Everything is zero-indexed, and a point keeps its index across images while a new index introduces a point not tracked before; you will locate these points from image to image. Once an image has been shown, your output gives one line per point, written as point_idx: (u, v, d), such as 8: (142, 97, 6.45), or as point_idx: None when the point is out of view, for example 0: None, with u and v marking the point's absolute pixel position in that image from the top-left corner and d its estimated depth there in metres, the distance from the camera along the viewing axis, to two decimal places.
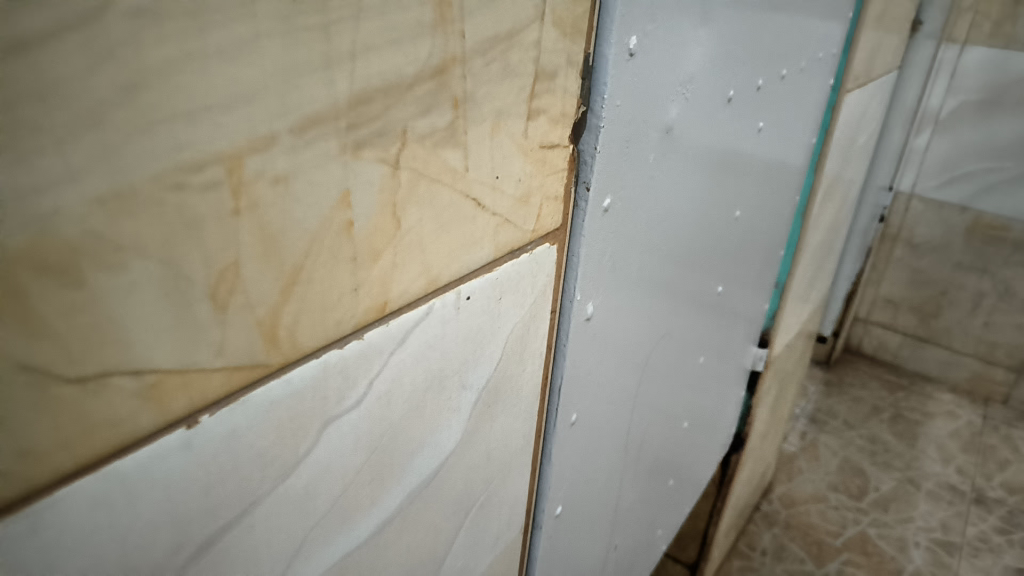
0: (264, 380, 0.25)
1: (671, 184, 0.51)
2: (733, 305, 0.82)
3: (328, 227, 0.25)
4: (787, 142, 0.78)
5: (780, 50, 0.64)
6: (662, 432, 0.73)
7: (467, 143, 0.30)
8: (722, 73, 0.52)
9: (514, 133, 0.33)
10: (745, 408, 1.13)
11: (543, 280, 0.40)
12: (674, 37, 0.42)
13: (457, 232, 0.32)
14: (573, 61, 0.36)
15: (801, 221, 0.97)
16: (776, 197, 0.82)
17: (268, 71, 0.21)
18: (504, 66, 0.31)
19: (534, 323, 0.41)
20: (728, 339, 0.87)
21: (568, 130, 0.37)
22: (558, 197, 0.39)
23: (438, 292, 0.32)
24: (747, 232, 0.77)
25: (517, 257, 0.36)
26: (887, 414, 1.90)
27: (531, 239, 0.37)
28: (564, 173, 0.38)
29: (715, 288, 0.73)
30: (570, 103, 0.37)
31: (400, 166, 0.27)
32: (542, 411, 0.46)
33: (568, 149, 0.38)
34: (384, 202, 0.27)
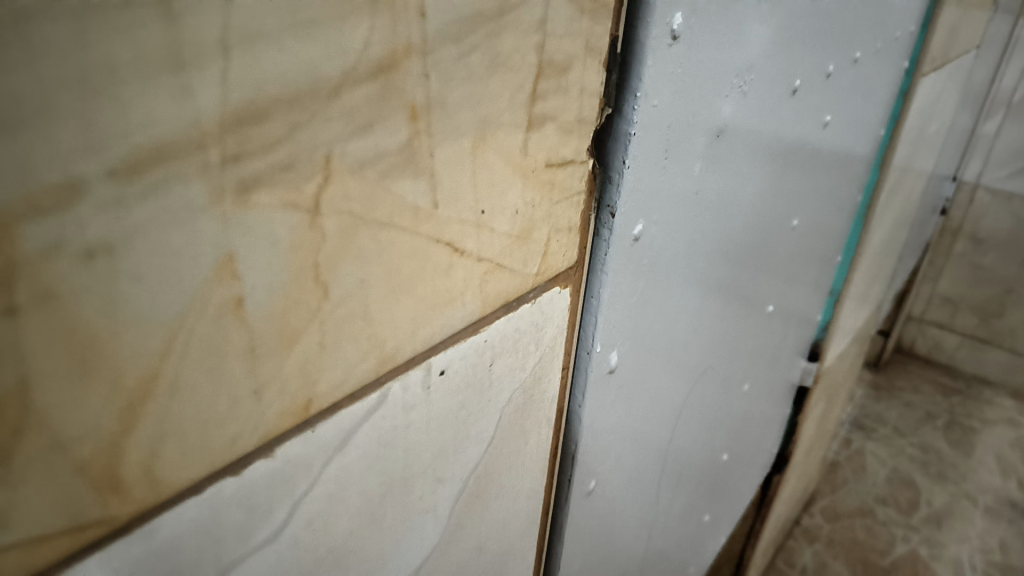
0: (105, 542, 0.16)
1: (718, 201, 0.42)
2: (784, 320, 0.73)
3: (201, 310, 0.16)
4: (854, 135, 0.67)
5: (854, 31, 0.53)
6: (699, 471, 0.65)
7: (434, 169, 0.21)
8: (787, 58, 0.42)
9: (507, 151, 0.24)
10: (790, 424, 1.03)
11: (551, 333, 0.31)
12: (733, 16, 0.33)
13: (424, 291, 0.23)
14: (593, 48, 0.26)
15: (862, 221, 0.86)
16: (837, 199, 0.72)
17: (51, 79, 0.12)
18: (489, 60, 0.21)
19: (539, 385, 0.32)
20: (776, 357, 0.77)
21: (587, 141, 0.28)
22: (572, 228, 0.30)
23: (397, 373, 0.23)
24: (804, 239, 0.66)
25: (514, 310, 0.28)
26: (941, 421, 1.77)
27: (534, 284, 0.29)
28: (580, 198, 0.29)
29: (766, 309, 0.63)
30: (590, 104, 0.27)
31: (323, 211, 0.18)
32: (551, 482, 0.38)
33: (586, 166, 0.29)
34: (298, 266, 0.18)
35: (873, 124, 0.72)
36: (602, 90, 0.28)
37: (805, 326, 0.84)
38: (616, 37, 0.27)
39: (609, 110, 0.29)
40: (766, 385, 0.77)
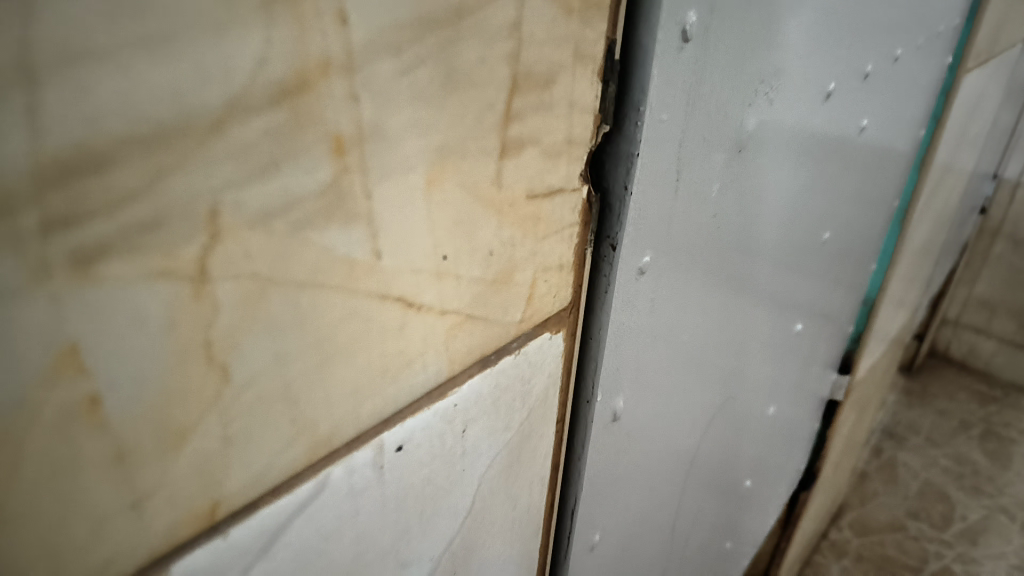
0: None
1: (740, 220, 0.37)
2: (812, 336, 0.67)
3: (32, 419, 0.12)
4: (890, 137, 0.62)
5: (895, 25, 0.48)
6: (719, 502, 0.60)
7: (372, 214, 0.17)
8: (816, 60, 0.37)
9: (474, 184, 0.19)
10: (818, 440, 0.97)
11: (542, 384, 0.27)
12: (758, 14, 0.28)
13: (368, 358, 0.18)
14: (584, 55, 0.22)
15: (898, 228, 0.80)
16: (872, 207, 0.66)
17: None
18: (443, 75, 0.17)
19: (528, 443, 0.28)
20: (803, 374, 0.72)
21: (582, 164, 0.24)
22: (563, 265, 0.25)
23: (338, 456, 0.19)
24: (835, 251, 0.61)
25: (493, 366, 0.23)
26: (977, 430, 1.69)
27: (518, 333, 0.24)
28: (572, 230, 0.25)
29: (792, 329, 0.58)
30: (582, 120, 0.23)
31: (211, 278, 0.14)
32: (547, 541, 0.33)
33: (581, 193, 0.24)
34: (180, 348, 0.14)
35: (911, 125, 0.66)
36: (597, 104, 0.23)
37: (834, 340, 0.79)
38: (613, 42, 0.22)
39: (606, 127, 0.25)
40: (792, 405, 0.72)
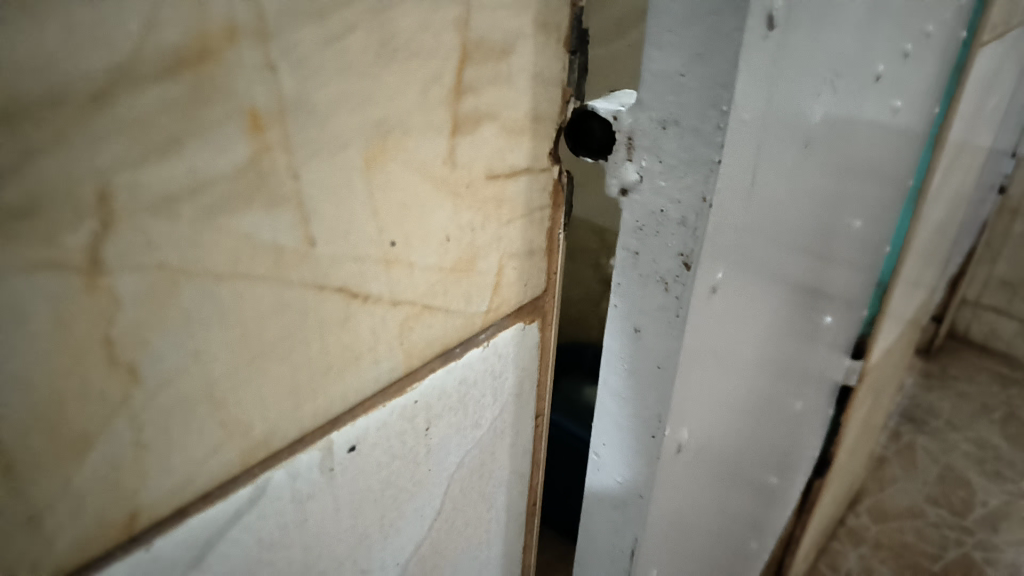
0: None
1: (801, 219, 0.34)
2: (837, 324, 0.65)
3: None
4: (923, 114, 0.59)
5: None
6: (752, 500, 0.58)
7: (299, 197, 0.15)
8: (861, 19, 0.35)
9: (422, 164, 0.18)
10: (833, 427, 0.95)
11: (514, 378, 0.25)
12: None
13: (304, 354, 0.17)
14: (545, 24, 0.20)
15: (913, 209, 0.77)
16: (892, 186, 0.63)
17: None
18: (377, 42, 0.16)
19: (502, 438, 0.26)
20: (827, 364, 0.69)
21: (548, 144, 0.22)
22: (532, 251, 0.24)
23: (278, 458, 0.18)
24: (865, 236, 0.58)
25: (456, 359, 0.22)
26: (999, 413, 1.65)
27: (486, 324, 0.23)
28: (540, 214, 0.23)
29: (825, 322, 0.55)
30: (548, 94, 0.21)
31: (107, 270, 0.13)
32: (531, 542, 0.32)
33: (549, 174, 0.23)
34: (73, 350, 0.13)
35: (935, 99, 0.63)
36: (565, 79, 0.21)
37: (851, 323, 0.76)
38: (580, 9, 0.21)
39: (576, 103, 0.23)
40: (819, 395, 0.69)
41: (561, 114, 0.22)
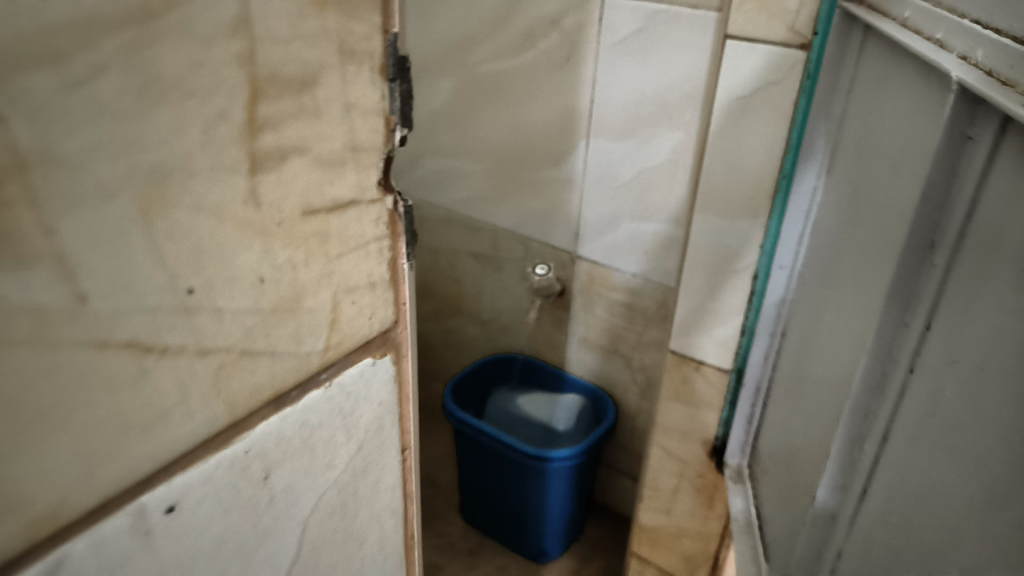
0: None
1: None
2: (905, 365, 0.49)
3: None
4: (972, 116, 0.44)
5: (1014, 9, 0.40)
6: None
7: (52, 244, 0.18)
8: (956, 55, 0.47)
9: (227, 180, 0.22)
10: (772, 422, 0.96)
11: (359, 416, 0.30)
12: (998, 42, 0.42)
13: (117, 404, 0.21)
14: (348, 50, 0.24)
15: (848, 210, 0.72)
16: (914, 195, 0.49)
17: None
18: (138, 86, 0.19)
19: (354, 468, 0.31)
20: (863, 399, 0.54)
21: (376, 169, 0.27)
22: (374, 283, 0.29)
23: (103, 516, 0.21)
24: (972, 263, 0.42)
25: (315, 390, 0.27)
26: None
27: (325, 363, 0.28)
28: (373, 253, 0.28)
29: (939, 364, 0.44)
30: (369, 124, 0.26)
31: None
32: (411, 548, 0.37)
33: (384, 205, 0.28)
34: None
35: (942, 90, 0.48)
36: (386, 106, 0.26)
37: (850, 336, 0.62)
38: (394, 39, 0.26)
39: (403, 128, 0.28)
40: (868, 438, 0.54)
41: (389, 142, 0.27)
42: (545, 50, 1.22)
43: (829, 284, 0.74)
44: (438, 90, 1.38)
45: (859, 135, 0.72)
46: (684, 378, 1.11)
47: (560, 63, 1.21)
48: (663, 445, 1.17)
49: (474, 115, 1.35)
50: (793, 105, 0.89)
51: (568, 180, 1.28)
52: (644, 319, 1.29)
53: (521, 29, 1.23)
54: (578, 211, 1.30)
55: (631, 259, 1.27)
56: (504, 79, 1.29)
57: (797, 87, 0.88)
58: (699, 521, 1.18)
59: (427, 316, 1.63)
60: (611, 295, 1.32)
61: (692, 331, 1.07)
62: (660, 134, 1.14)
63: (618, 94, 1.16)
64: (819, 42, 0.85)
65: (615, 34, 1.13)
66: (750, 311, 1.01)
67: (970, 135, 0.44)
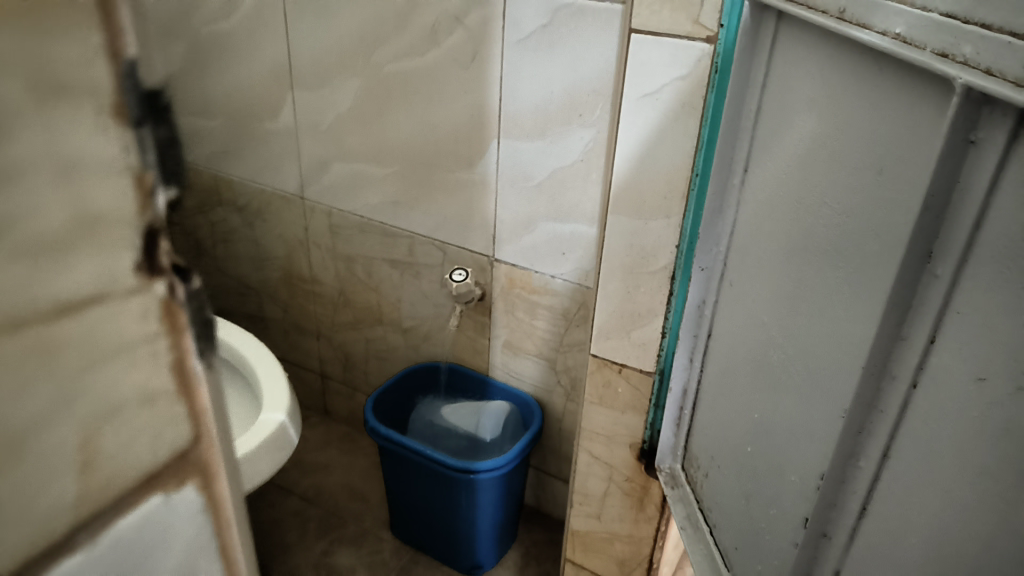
0: None
1: None
2: (906, 380, 0.55)
3: None
4: (975, 119, 0.47)
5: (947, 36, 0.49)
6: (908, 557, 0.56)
7: None
8: (928, 52, 0.51)
9: None
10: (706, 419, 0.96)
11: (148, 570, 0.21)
12: (983, 36, 0.45)
13: None
14: (56, 86, 0.15)
15: (791, 206, 0.72)
16: (913, 208, 0.53)
17: None
18: None
19: None
20: (856, 415, 0.60)
21: (126, 239, 0.18)
22: (145, 395, 0.19)
23: None
24: (984, 287, 0.48)
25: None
26: None
27: (77, 520, 0.18)
28: (132, 351, 0.19)
29: (946, 376, 0.51)
30: (112, 187, 0.17)
31: None
32: None
33: (152, 293, 0.19)
34: None
35: (920, 101, 0.53)
36: (137, 158, 0.17)
37: (824, 351, 0.66)
38: (132, 65, 0.16)
39: (169, 189, 0.18)
40: (863, 451, 0.61)
41: (147, 210, 0.18)
42: (449, 49, 1.17)
43: (774, 295, 0.76)
44: (341, 93, 1.31)
45: (800, 136, 0.71)
46: (607, 382, 1.09)
47: (467, 62, 1.17)
48: (590, 450, 1.16)
49: (380, 118, 1.29)
50: (702, 100, 0.86)
51: (482, 182, 1.24)
52: (566, 319, 1.27)
53: (425, 27, 1.18)
54: (494, 213, 1.26)
55: (550, 261, 1.24)
56: (409, 80, 1.23)
57: (706, 81, 0.85)
58: (631, 524, 1.17)
59: (344, 326, 1.54)
60: (532, 297, 1.29)
61: (610, 333, 1.05)
62: (572, 132, 1.13)
63: (528, 92, 1.14)
64: (726, 35, 0.83)
65: (521, 31, 1.10)
66: (670, 312, 1.00)
67: (973, 138, 0.48)
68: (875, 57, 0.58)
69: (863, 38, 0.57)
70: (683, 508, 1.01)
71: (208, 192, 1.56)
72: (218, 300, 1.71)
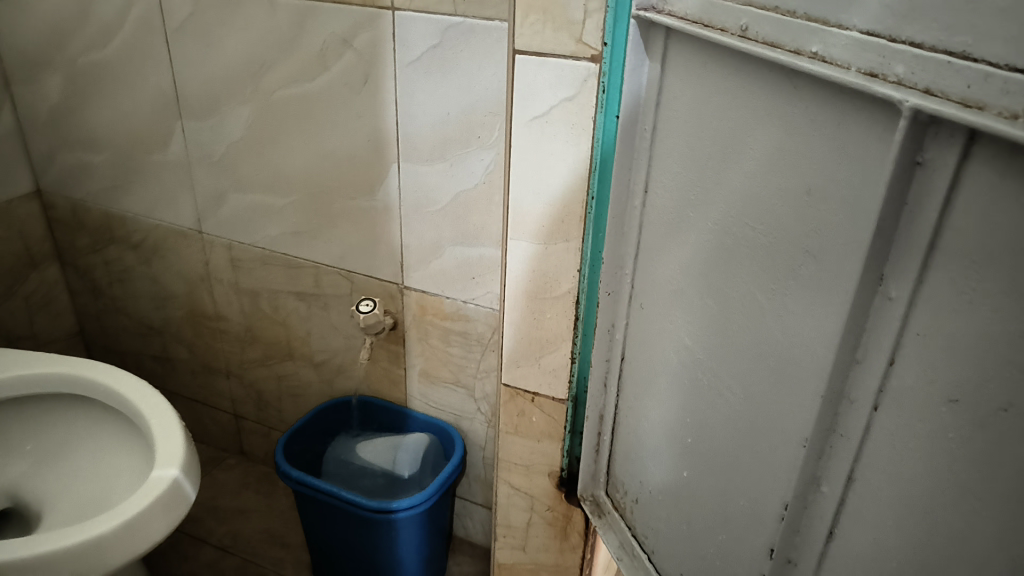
0: None
1: None
2: (867, 404, 0.55)
3: None
4: (920, 141, 0.47)
5: (878, 56, 0.49)
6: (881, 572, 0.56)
7: None
8: (852, 71, 0.50)
9: None
10: (631, 444, 0.94)
11: None
12: (916, 55, 0.46)
13: None
14: None
15: (705, 228, 0.71)
16: (859, 231, 0.52)
17: None
18: None
19: None
20: (818, 441, 0.60)
21: None
22: None
23: None
24: (947, 308, 0.48)
25: None
26: None
27: None
28: None
29: (918, 400, 0.51)
30: None
31: None
32: None
33: None
34: None
35: (847, 124, 0.52)
36: None
37: (764, 374, 0.65)
38: None
39: None
40: (828, 475, 0.61)
41: None
42: (339, 73, 1.13)
43: (698, 316, 0.74)
44: (232, 121, 1.24)
45: (707, 156, 0.69)
46: (521, 411, 1.06)
47: (358, 86, 1.12)
48: (509, 481, 1.12)
49: (274, 145, 1.23)
50: (592, 121, 0.84)
51: (384, 209, 1.19)
52: (481, 345, 1.23)
53: (312, 51, 1.13)
54: (399, 239, 1.21)
55: (459, 286, 1.20)
56: (300, 106, 1.18)
57: (594, 101, 0.83)
58: (556, 554, 1.14)
59: (254, 364, 1.47)
60: (445, 324, 1.24)
61: (519, 360, 1.02)
62: (471, 155, 1.10)
63: (423, 115, 1.10)
64: (610, 55, 0.80)
65: (411, 52, 1.06)
66: (578, 338, 0.97)
67: (920, 159, 0.48)
68: (789, 76, 0.57)
69: (774, 57, 0.56)
70: (615, 536, 0.98)
71: (100, 230, 1.47)
72: (119, 344, 1.61)
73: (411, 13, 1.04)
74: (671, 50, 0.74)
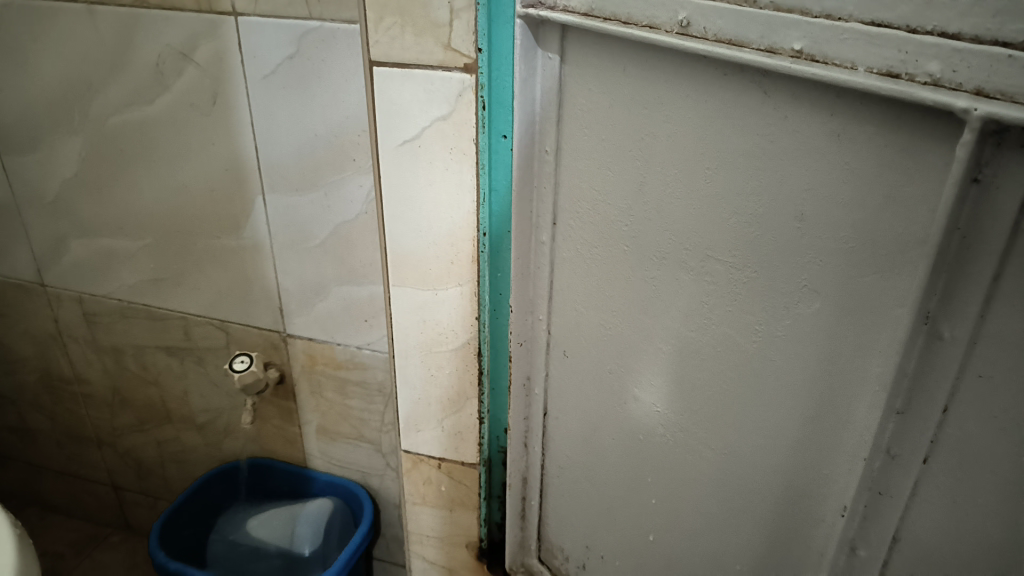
0: None
1: None
2: (914, 457, 0.43)
3: None
4: (980, 153, 0.35)
5: (902, 53, 0.36)
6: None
7: None
8: (862, 72, 0.38)
9: None
10: (566, 506, 0.80)
11: None
12: (957, 49, 0.34)
13: None
14: None
15: (648, 261, 0.58)
16: (898, 257, 0.41)
17: None
18: None
19: None
20: (854, 499, 0.47)
21: None
22: None
23: None
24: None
25: None
26: None
27: None
28: None
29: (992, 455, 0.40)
30: None
31: None
32: None
33: None
34: None
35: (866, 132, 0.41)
36: None
37: (764, 427, 0.54)
38: None
39: None
40: (865, 539, 0.48)
41: None
42: (181, 92, 0.94)
43: (652, 367, 0.61)
44: (62, 153, 1.04)
45: (642, 179, 0.56)
46: (427, 479, 0.91)
47: (206, 107, 0.94)
48: (423, 555, 0.97)
49: (117, 181, 1.03)
50: (474, 145, 0.69)
51: (255, 247, 1.02)
52: (384, 395, 1.08)
53: (145, 67, 0.94)
54: (276, 281, 1.04)
55: (352, 330, 1.04)
56: (143, 133, 0.99)
57: (474, 121, 0.68)
58: None
59: (128, 429, 1.27)
60: (340, 373, 1.08)
61: (421, 424, 0.87)
62: (347, 182, 0.93)
63: (284, 137, 0.93)
64: (487, 62, 0.65)
65: (264, 65, 0.89)
66: (486, 394, 0.83)
67: (978, 176, 0.36)
68: (765, 79, 0.45)
69: (744, 60, 0.43)
70: None
71: None
72: None
73: (257, 18, 0.86)
74: (570, 51, 0.59)
